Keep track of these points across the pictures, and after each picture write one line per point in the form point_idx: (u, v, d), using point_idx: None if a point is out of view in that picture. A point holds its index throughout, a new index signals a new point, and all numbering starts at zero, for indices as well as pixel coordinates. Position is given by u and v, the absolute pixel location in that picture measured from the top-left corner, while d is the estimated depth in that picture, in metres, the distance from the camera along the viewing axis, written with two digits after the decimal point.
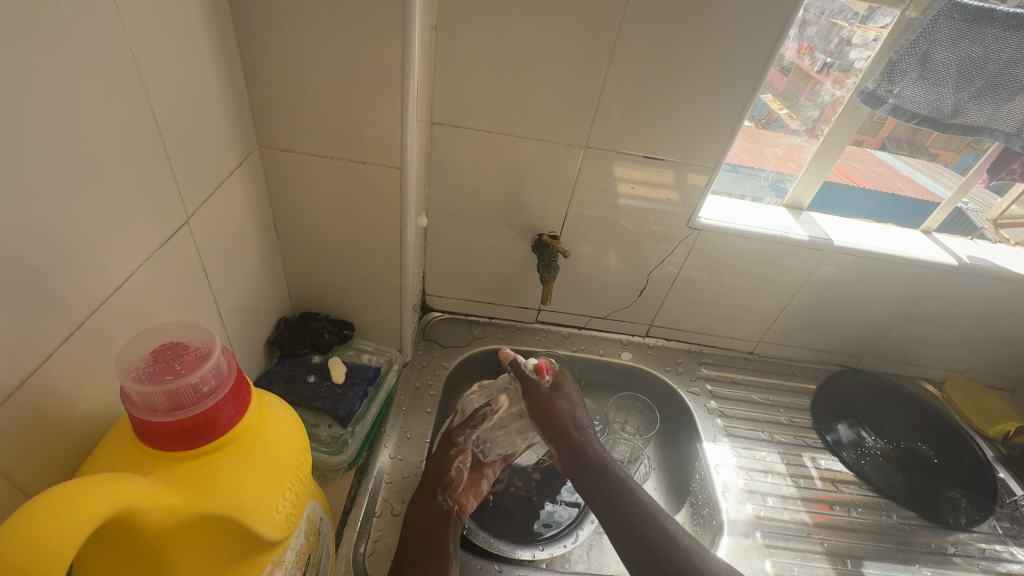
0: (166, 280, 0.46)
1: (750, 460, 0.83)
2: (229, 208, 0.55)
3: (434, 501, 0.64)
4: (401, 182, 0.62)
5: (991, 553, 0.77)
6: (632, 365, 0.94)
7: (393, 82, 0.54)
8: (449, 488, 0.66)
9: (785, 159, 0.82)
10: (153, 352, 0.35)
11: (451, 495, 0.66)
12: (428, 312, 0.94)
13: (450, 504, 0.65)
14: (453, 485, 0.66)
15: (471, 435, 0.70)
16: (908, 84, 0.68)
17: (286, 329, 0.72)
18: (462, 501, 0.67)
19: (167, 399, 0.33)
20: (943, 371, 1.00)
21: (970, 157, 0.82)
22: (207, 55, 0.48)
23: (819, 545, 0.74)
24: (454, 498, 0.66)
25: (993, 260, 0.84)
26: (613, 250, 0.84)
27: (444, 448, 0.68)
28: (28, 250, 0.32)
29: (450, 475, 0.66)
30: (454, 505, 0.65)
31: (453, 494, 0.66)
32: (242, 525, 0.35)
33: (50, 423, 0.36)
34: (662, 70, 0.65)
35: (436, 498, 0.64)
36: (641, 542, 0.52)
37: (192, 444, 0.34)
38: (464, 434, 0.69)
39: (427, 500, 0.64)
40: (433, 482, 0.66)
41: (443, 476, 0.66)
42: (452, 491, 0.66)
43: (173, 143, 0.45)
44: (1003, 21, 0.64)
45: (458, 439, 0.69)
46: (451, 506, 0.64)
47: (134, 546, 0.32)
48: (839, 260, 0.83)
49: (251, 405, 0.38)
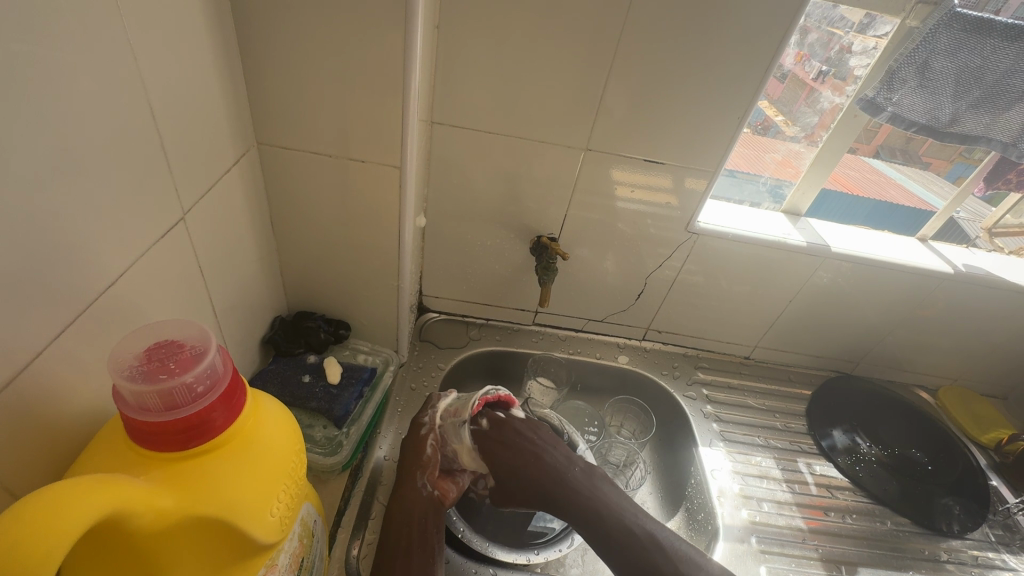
0: (161, 276, 0.45)
1: (746, 466, 0.83)
2: (225, 205, 0.55)
3: (413, 488, 0.62)
4: (400, 181, 0.61)
5: (982, 560, 0.77)
6: (629, 368, 0.93)
7: (395, 79, 0.54)
8: (427, 470, 0.63)
9: (783, 166, 0.83)
10: (146, 351, 0.34)
11: (430, 479, 0.63)
12: (424, 312, 0.93)
13: (429, 490, 0.62)
14: (430, 468, 0.63)
15: (435, 414, 0.67)
16: (906, 91, 0.69)
17: (281, 328, 0.71)
18: (441, 486, 0.64)
19: (160, 398, 0.32)
20: (936, 378, 1.01)
21: (962, 166, 0.82)
22: (206, 47, 0.47)
23: (813, 551, 0.74)
24: (433, 483, 0.63)
25: (988, 269, 0.85)
26: (610, 253, 0.83)
27: (413, 428, 0.67)
28: (20, 244, 0.32)
29: (425, 455, 0.64)
30: (434, 491, 0.62)
31: (432, 477, 0.63)
32: (235, 528, 0.34)
33: (43, 421, 0.35)
34: (663, 75, 0.66)
35: (415, 484, 0.62)
36: (632, 564, 0.58)
37: (184, 445, 0.33)
38: (428, 412, 0.68)
39: (407, 490, 0.62)
40: (411, 466, 0.64)
41: (419, 458, 0.64)
42: (431, 474, 0.63)
43: (171, 137, 0.44)
44: (1002, 32, 0.65)
45: (424, 419, 0.67)
46: (430, 493, 0.62)
47: (123, 548, 0.31)
48: (836, 267, 0.83)
49: (245, 405, 0.37)
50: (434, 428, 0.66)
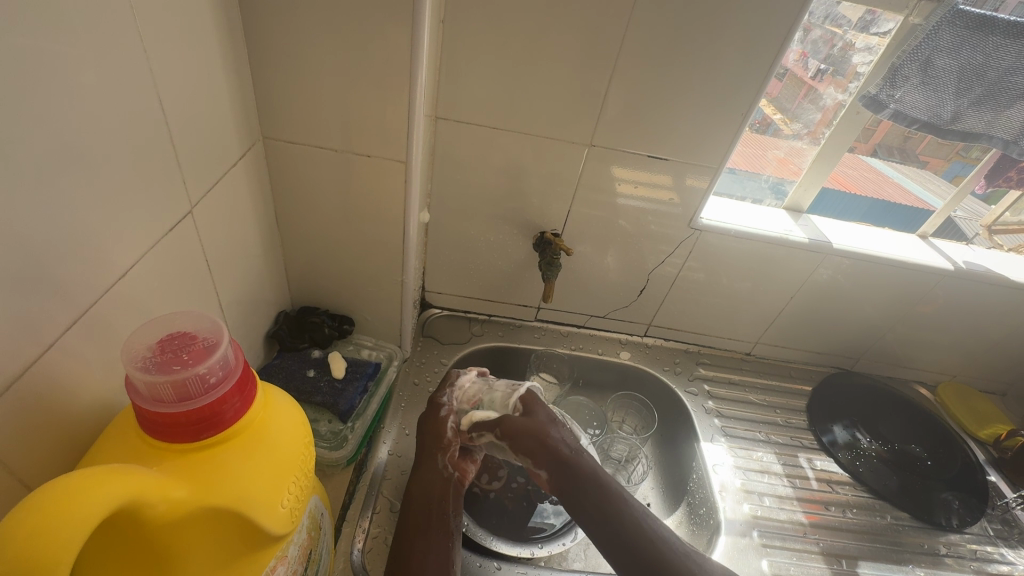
0: (168, 271, 0.45)
1: (747, 461, 0.83)
2: (231, 199, 0.55)
3: (433, 468, 0.61)
4: (405, 176, 0.61)
5: (981, 554, 0.78)
6: (631, 365, 0.94)
7: (401, 74, 0.54)
8: (447, 452, 0.63)
9: (784, 164, 0.83)
10: (159, 342, 0.35)
11: (450, 460, 0.63)
12: (426, 308, 0.94)
13: (449, 471, 0.62)
14: (451, 449, 0.63)
15: (453, 396, 0.69)
16: (908, 89, 0.69)
17: (285, 323, 0.71)
18: (461, 466, 0.64)
19: (175, 389, 0.32)
20: (935, 374, 1.01)
21: (959, 165, 0.83)
22: (213, 40, 0.47)
23: (814, 545, 0.75)
24: (453, 464, 0.63)
25: (989, 266, 0.86)
26: (612, 250, 0.84)
27: (432, 409, 0.67)
28: (31, 237, 0.32)
29: (446, 437, 0.64)
30: (454, 472, 0.62)
31: (452, 459, 0.63)
32: (247, 519, 0.34)
33: (54, 413, 0.35)
34: (666, 72, 0.66)
35: (434, 465, 0.62)
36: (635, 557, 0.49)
37: (197, 435, 0.33)
38: (446, 394, 0.69)
39: (426, 471, 0.61)
40: (429, 447, 0.63)
41: (439, 438, 0.64)
42: (450, 455, 0.63)
43: (179, 132, 0.44)
44: (1004, 29, 0.65)
45: (443, 399, 0.68)
46: (451, 473, 0.62)
47: (136, 539, 0.31)
48: (836, 263, 0.83)
49: (257, 397, 0.37)
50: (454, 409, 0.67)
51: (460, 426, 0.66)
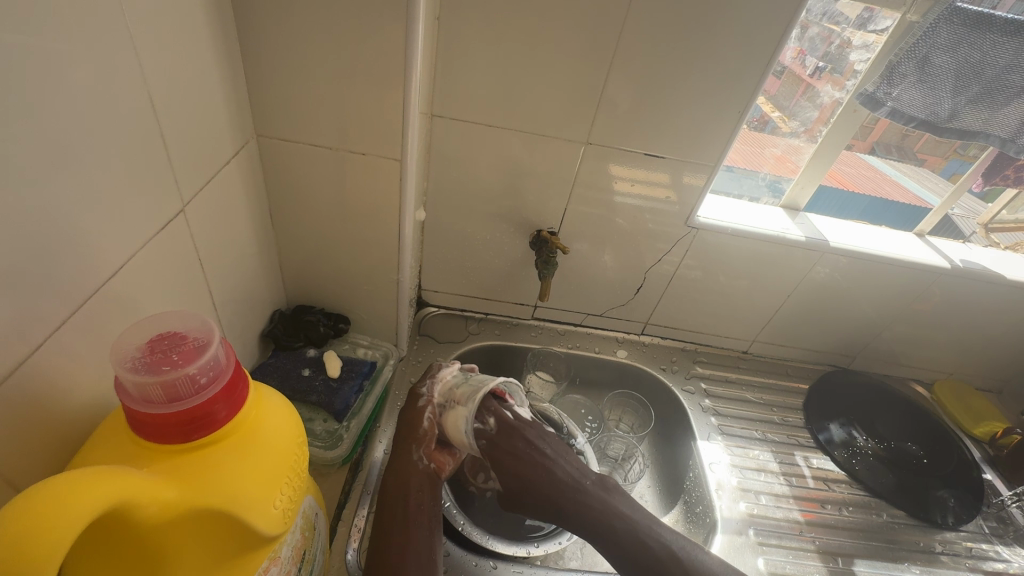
0: (161, 269, 0.45)
1: (744, 459, 0.84)
2: (224, 197, 0.54)
3: (409, 459, 0.61)
4: (400, 174, 0.61)
5: (976, 552, 0.78)
6: (628, 363, 0.94)
7: (396, 71, 0.53)
8: (423, 444, 0.62)
9: (782, 162, 0.83)
10: (149, 342, 0.34)
11: (427, 452, 0.62)
12: (423, 307, 0.93)
13: (425, 463, 0.61)
14: (427, 440, 0.63)
15: (434, 388, 0.67)
16: (906, 86, 0.69)
17: (281, 321, 0.71)
18: (437, 459, 0.63)
19: (164, 390, 0.32)
20: (932, 372, 1.01)
21: (956, 164, 0.83)
22: (205, 36, 0.47)
23: (810, 543, 0.75)
24: (429, 456, 0.62)
25: (985, 264, 0.86)
26: (609, 248, 0.83)
27: (410, 399, 0.66)
28: (20, 235, 0.31)
29: (422, 428, 0.63)
30: (430, 463, 0.62)
31: (428, 450, 0.62)
32: (239, 520, 0.34)
33: (44, 413, 0.35)
34: (663, 69, 0.65)
35: (410, 456, 0.61)
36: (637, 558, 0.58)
37: (189, 436, 0.33)
38: (427, 384, 0.67)
39: (403, 462, 0.61)
40: (407, 438, 0.63)
41: (415, 430, 0.63)
42: (427, 448, 0.62)
43: (171, 129, 0.44)
44: (1001, 27, 0.65)
45: (422, 390, 0.67)
46: (427, 465, 0.61)
47: (128, 540, 0.31)
48: (834, 261, 0.83)
49: (248, 398, 0.37)
50: (432, 400, 0.65)
51: (437, 417, 0.65)
